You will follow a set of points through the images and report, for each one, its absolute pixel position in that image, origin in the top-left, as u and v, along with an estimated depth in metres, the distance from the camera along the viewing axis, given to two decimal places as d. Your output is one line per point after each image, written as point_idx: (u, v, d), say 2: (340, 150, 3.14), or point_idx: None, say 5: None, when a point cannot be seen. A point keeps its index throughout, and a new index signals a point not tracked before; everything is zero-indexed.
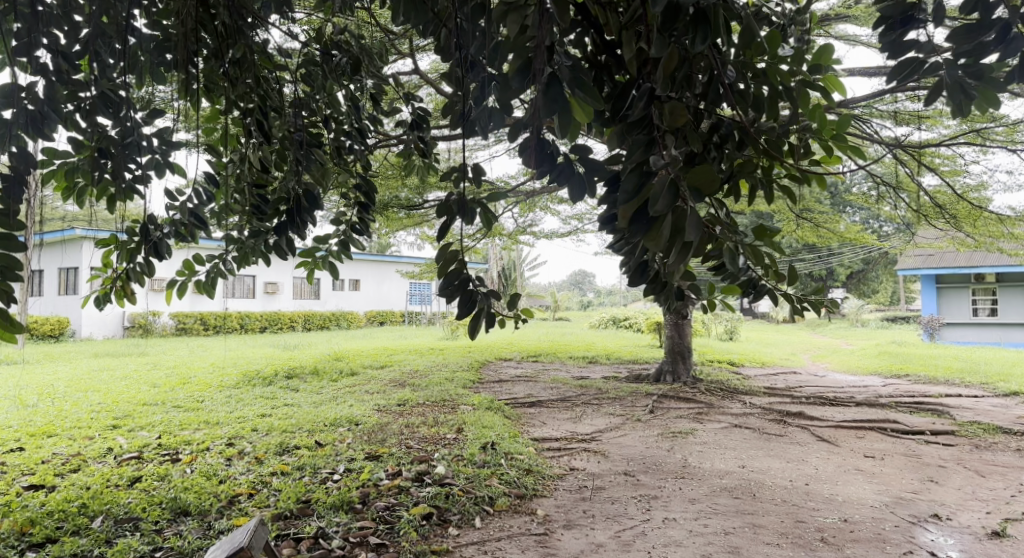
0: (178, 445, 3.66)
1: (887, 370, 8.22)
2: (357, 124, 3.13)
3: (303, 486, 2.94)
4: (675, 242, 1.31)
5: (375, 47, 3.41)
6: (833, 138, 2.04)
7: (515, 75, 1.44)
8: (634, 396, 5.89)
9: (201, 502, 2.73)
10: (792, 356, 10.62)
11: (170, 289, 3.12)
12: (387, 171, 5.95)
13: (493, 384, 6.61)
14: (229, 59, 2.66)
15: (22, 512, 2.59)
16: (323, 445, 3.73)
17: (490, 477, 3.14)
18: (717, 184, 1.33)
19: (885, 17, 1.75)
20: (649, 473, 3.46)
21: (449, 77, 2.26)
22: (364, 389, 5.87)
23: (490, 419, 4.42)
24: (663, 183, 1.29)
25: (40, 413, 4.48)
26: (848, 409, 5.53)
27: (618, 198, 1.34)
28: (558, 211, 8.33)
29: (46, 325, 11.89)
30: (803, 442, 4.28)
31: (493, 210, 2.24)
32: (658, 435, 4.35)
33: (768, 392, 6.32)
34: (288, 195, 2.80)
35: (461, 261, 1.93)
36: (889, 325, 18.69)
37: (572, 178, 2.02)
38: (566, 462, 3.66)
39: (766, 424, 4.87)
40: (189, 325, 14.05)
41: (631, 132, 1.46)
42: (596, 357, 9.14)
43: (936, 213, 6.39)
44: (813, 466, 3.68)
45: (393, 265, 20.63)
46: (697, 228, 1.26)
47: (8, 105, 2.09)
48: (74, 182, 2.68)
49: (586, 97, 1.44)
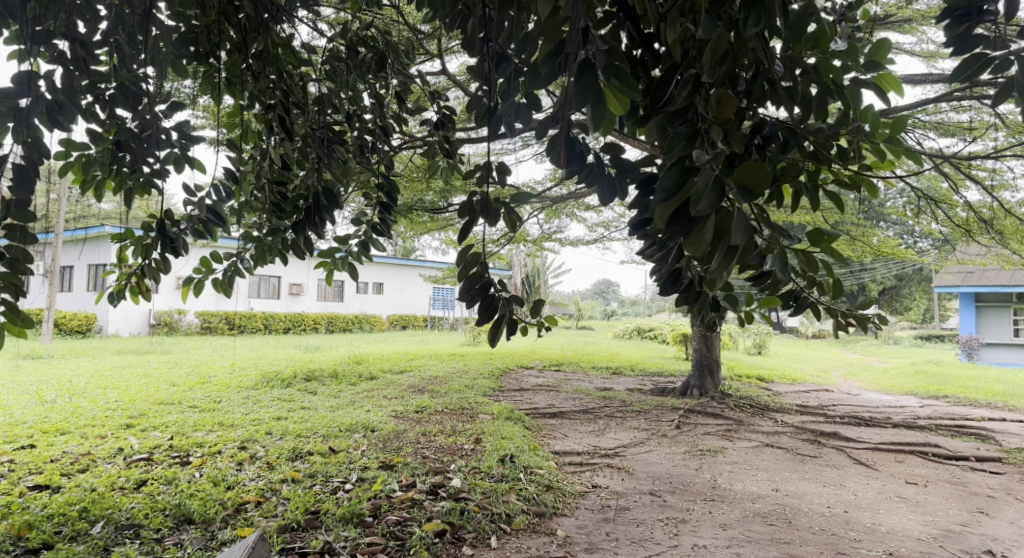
0: (189, 447, 3.60)
1: (924, 390, 7.88)
2: (381, 122, 3.04)
3: (312, 495, 2.86)
4: (719, 246, 1.18)
5: (401, 45, 3.33)
6: (887, 140, 1.92)
7: (546, 60, 1.34)
8: (660, 410, 5.71)
9: (205, 510, 2.65)
10: (823, 373, 10.29)
11: (187, 286, 3.07)
12: (412, 174, 5.88)
13: (514, 393, 6.48)
14: (252, 54, 2.58)
15: (23, 514, 2.54)
16: (337, 452, 3.64)
17: (508, 493, 3.01)
18: (768, 181, 1.19)
19: (950, 10, 1.54)
20: (677, 494, 3.30)
21: (477, 70, 2.14)
22: (382, 393, 5.79)
23: (509, 430, 4.29)
24: (706, 181, 1.16)
25: (56, 409, 4.48)
26: (886, 431, 5.27)
27: (655, 197, 1.21)
28: (584, 218, 8.19)
29: (73, 322, 12.15)
30: (839, 465, 4.07)
31: (519, 210, 2.13)
32: (686, 453, 4.17)
33: (800, 410, 6.07)
34: (307, 191, 2.72)
35: (483, 264, 1.83)
36: (924, 344, 18.05)
37: (602, 179, 1.91)
38: (588, 479, 3.51)
39: (800, 444, 4.65)
40: (213, 324, 14.24)
41: (672, 123, 1.32)
42: (620, 368, 8.94)
43: (981, 227, 6.10)
44: (852, 492, 3.47)
45: (417, 269, 20.68)
46: (744, 232, 1.12)
47: (26, 94, 2.02)
48: (91, 175, 2.66)
49: (622, 87, 1.31)
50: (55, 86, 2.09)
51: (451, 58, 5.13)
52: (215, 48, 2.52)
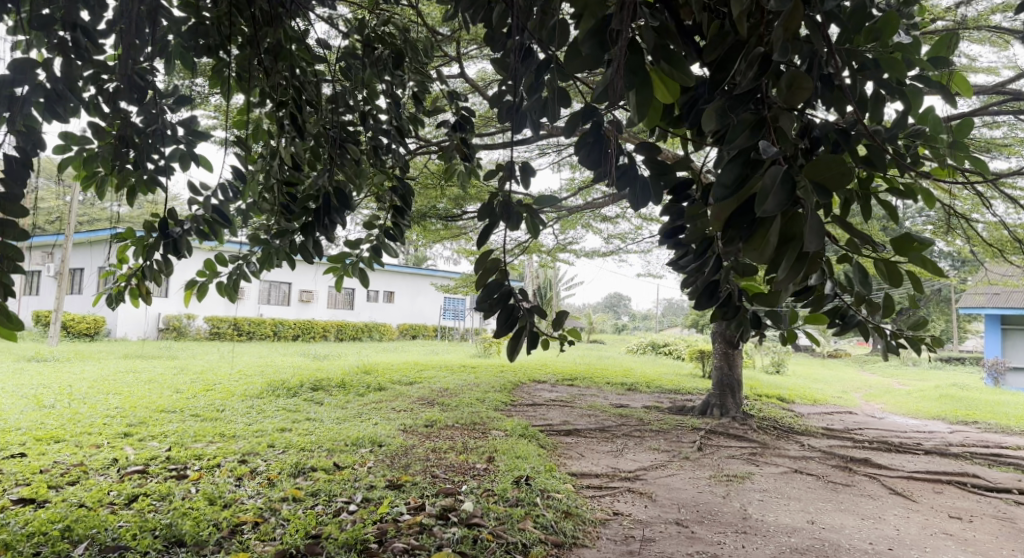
0: (186, 459, 3.47)
1: (951, 415, 7.61)
2: (396, 122, 2.90)
3: (314, 518, 2.70)
4: (787, 254, 1.01)
5: (421, 45, 3.21)
6: (947, 146, 1.79)
7: (587, 38, 1.15)
8: (679, 430, 5.51)
9: (198, 532, 2.50)
10: (844, 394, 10.01)
11: (190, 290, 2.96)
12: (427, 181, 5.78)
13: (527, 407, 6.31)
14: (263, 49, 2.45)
15: (2, 533, 2.39)
16: (342, 468, 3.48)
17: (524, 520, 2.83)
18: (848, 177, 1.02)
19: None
20: (705, 525, 3.10)
21: (502, 66, 1.98)
22: (391, 405, 5.64)
23: (523, 448, 4.11)
24: (774, 176, 0.99)
25: (53, 416, 4.36)
26: (918, 458, 5.03)
27: (712, 195, 1.05)
28: (600, 230, 8.04)
29: (81, 324, 12.16)
30: (875, 495, 3.85)
31: (539, 214, 2.00)
32: (710, 478, 3.96)
33: (825, 433, 5.84)
34: (317, 193, 2.55)
35: (504, 271, 1.68)
36: (944, 367, 17.64)
37: (636, 182, 1.77)
38: (609, 505, 3.32)
39: (829, 470, 4.43)
40: (223, 330, 14.23)
41: (734, 110, 1.14)
42: (635, 384, 8.74)
43: (1016, 246, 5.88)
44: (892, 526, 3.26)
45: (429, 278, 20.61)
46: (820, 238, 0.96)
47: (24, 81, 1.92)
48: (93, 172, 2.56)
49: (673, 72, 1.16)
50: (54, 75, 1.97)
51: (470, 64, 5.04)
52: (227, 41, 2.41)
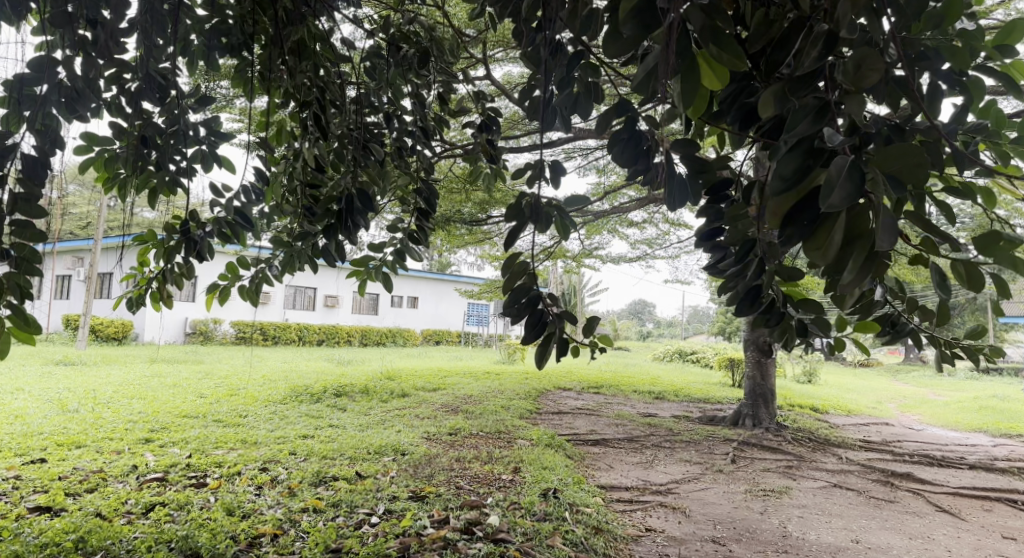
0: (207, 467, 3.44)
1: (994, 427, 7.30)
2: (422, 123, 2.84)
3: (334, 530, 2.63)
4: (854, 253, 0.90)
5: (447, 44, 3.13)
6: (1013, 141, 1.63)
7: (629, 20, 1.04)
8: (711, 440, 5.34)
9: (214, 544, 2.45)
10: (878, 404, 9.69)
11: (212, 294, 2.93)
12: (452, 185, 5.74)
13: (552, 415, 6.20)
14: (288, 49, 2.39)
15: (15, 543, 2.36)
16: (364, 477, 3.41)
17: (553, 536, 2.72)
18: (925, 167, 0.90)
19: None
20: (743, 543, 2.96)
21: (531, 60, 1.90)
22: (415, 412, 5.59)
23: (550, 459, 4.01)
24: (840, 167, 0.88)
25: (77, 420, 4.38)
26: (963, 473, 4.80)
27: (769, 188, 0.95)
28: (626, 235, 7.92)
29: (110, 328, 12.45)
30: (921, 513, 3.66)
31: (570, 215, 1.91)
32: (745, 493, 3.81)
33: (864, 445, 5.61)
34: (340, 194, 2.48)
35: (532, 275, 1.58)
36: (982, 377, 17.06)
37: (673, 181, 1.61)
38: (640, 520, 3.21)
39: (870, 485, 4.24)
40: (249, 334, 14.40)
41: (794, 95, 1.03)
42: (662, 392, 8.57)
43: None
44: (943, 547, 3.08)
45: (452, 283, 20.64)
46: (895, 237, 0.85)
47: (42, 80, 1.92)
48: (115, 173, 2.54)
49: (724, 55, 1.04)
50: (74, 74, 1.96)
51: (496, 67, 4.99)
52: (251, 40, 2.38)
